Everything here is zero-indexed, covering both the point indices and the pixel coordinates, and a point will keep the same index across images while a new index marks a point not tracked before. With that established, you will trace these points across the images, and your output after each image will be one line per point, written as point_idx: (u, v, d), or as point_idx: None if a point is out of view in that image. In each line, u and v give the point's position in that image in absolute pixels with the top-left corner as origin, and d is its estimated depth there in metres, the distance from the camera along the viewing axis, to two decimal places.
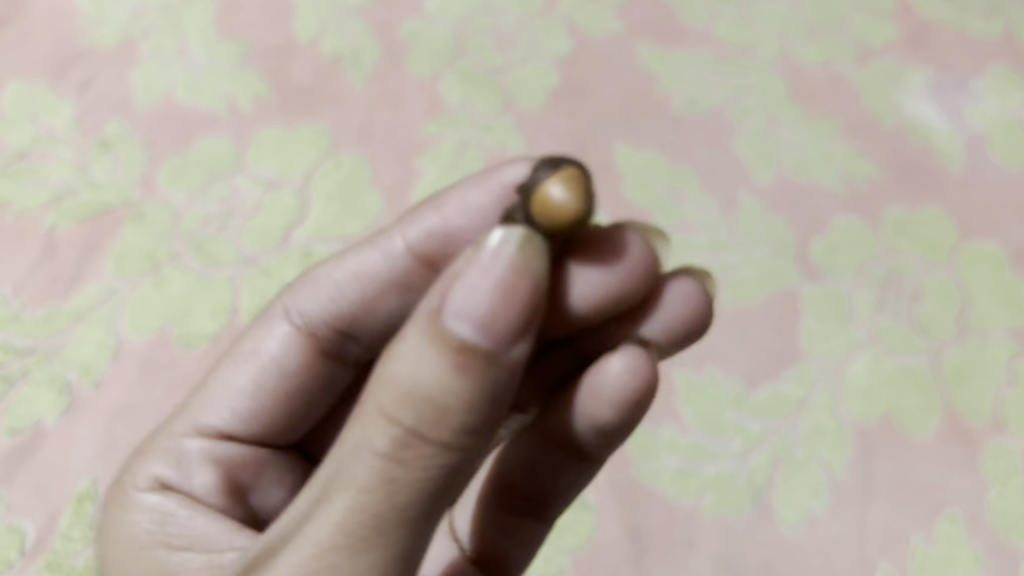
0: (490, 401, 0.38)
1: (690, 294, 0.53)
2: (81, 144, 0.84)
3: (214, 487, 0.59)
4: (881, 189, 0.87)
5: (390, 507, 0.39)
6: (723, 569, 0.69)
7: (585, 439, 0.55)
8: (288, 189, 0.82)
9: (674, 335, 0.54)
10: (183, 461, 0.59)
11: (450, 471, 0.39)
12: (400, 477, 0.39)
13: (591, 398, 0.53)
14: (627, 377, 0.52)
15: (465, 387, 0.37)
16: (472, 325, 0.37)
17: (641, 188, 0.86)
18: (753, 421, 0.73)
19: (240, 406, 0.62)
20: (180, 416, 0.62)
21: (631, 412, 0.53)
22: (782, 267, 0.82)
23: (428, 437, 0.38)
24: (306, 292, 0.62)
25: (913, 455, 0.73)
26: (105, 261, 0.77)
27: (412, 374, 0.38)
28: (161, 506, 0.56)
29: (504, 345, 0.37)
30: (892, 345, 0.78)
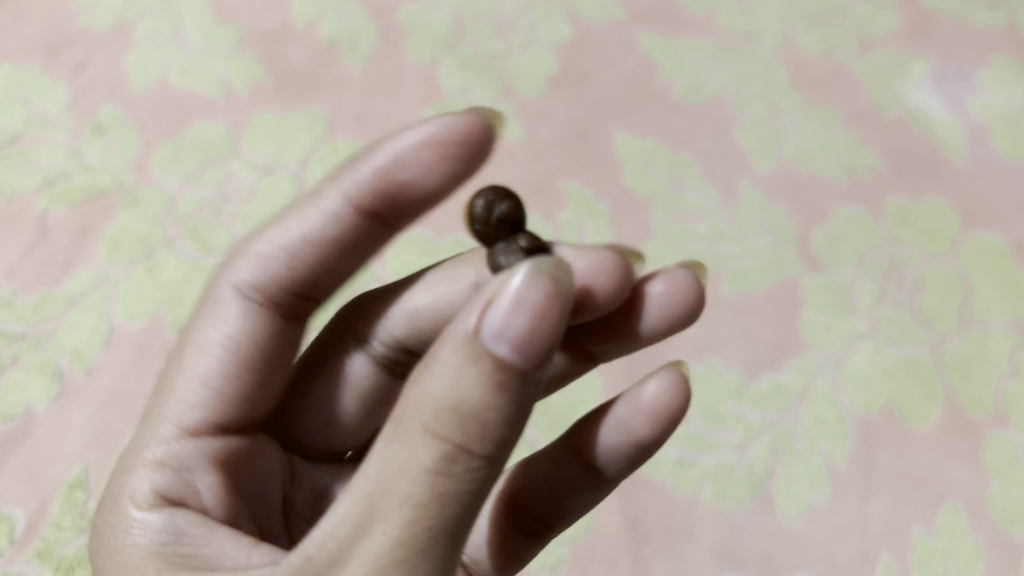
0: (520, 415, 0.38)
1: (683, 284, 0.57)
2: (74, 128, 0.83)
3: (216, 494, 0.53)
4: (882, 180, 0.87)
5: (430, 534, 0.37)
6: (723, 561, 0.68)
7: (619, 457, 0.58)
8: (284, 175, 0.81)
9: (670, 320, 0.58)
10: (183, 471, 0.52)
11: (482, 491, 0.38)
12: (444, 501, 0.37)
13: (625, 418, 0.58)
14: (655, 403, 0.57)
15: (505, 400, 0.37)
16: (511, 345, 0.36)
17: (641, 176, 0.85)
18: (753, 412, 0.73)
19: (212, 389, 0.55)
20: (152, 425, 0.54)
21: (662, 432, 0.58)
22: (783, 256, 0.81)
23: (473, 453, 0.37)
24: (245, 264, 0.59)
25: (914, 447, 0.73)
26: (98, 245, 0.76)
27: (454, 391, 0.37)
28: (162, 533, 0.48)
29: (538, 360, 0.37)
30: (893, 336, 0.77)
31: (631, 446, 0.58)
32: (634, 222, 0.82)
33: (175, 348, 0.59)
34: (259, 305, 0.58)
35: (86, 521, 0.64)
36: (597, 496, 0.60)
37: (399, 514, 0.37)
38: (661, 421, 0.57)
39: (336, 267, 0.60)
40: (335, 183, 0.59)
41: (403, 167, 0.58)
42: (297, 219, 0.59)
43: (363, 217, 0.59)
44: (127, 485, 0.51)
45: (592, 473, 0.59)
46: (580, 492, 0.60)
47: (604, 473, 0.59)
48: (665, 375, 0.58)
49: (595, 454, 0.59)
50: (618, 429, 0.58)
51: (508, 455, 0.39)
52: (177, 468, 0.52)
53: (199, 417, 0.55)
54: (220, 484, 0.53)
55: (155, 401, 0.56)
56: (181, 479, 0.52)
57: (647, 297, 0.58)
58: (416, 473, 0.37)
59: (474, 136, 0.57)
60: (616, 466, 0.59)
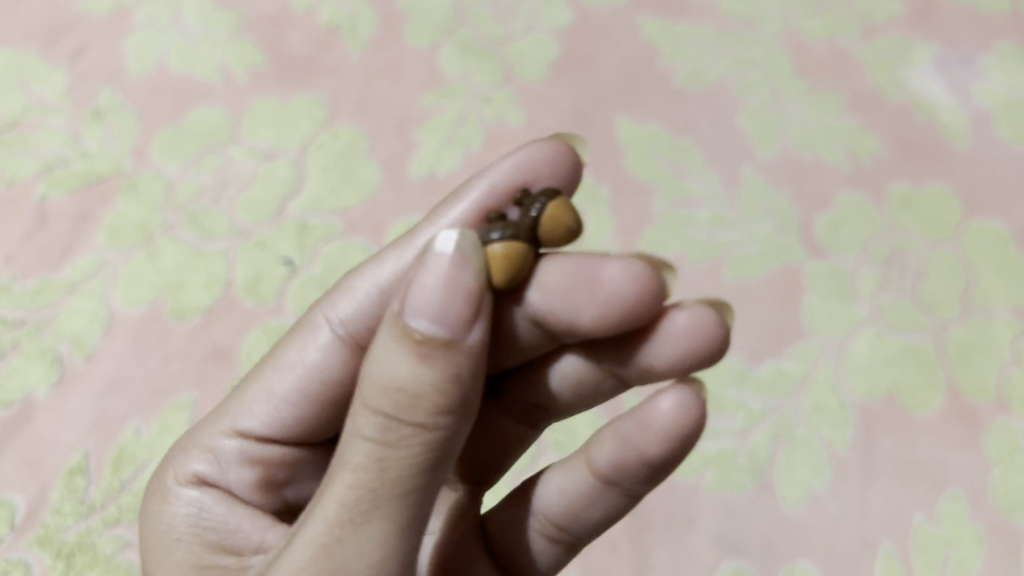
0: (457, 386, 0.39)
1: (704, 315, 0.50)
2: (73, 114, 0.82)
3: (251, 481, 0.55)
4: (885, 166, 0.86)
5: (374, 500, 0.38)
6: (723, 548, 0.68)
7: (633, 471, 0.55)
8: (283, 161, 0.81)
9: (683, 359, 0.51)
10: (221, 461, 0.55)
11: (429, 462, 0.39)
12: (385, 469, 0.38)
13: (634, 437, 0.54)
14: (669, 424, 0.53)
15: (432, 370, 0.38)
16: (429, 318, 0.38)
17: (642, 162, 0.84)
18: (754, 398, 0.72)
19: (277, 411, 0.56)
20: (216, 416, 0.56)
21: (675, 449, 0.53)
22: (785, 243, 0.81)
23: (407, 422, 0.38)
24: (342, 298, 0.56)
25: (915, 434, 0.72)
26: (98, 231, 0.76)
27: (386, 368, 0.39)
28: (195, 508, 0.53)
29: (461, 331, 0.38)
30: (895, 323, 0.77)
31: (644, 465, 0.54)
32: (635, 209, 0.82)
33: (265, 356, 0.59)
34: (348, 345, 0.56)
35: (86, 508, 0.64)
36: (607, 509, 0.57)
37: (345, 482, 0.39)
38: (669, 441, 0.53)
39: None
40: (435, 219, 0.55)
41: (497, 198, 0.53)
42: (393, 257, 0.55)
43: None
44: (174, 465, 0.55)
45: (605, 486, 0.57)
46: (589, 504, 0.57)
47: (616, 487, 0.56)
48: (682, 387, 0.52)
49: (605, 467, 0.56)
50: (629, 446, 0.54)
51: (455, 430, 0.39)
52: (219, 459, 0.55)
53: (263, 429, 0.55)
54: (258, 477, 0.55)
55: (231, 397, 0.57)
56: (222, 469, 0.55)
57: (665, 326, 0.51)
58: (360, 444, 0.39)
59: (564, 164, 0.53)
60: (630, 482, 0.56)
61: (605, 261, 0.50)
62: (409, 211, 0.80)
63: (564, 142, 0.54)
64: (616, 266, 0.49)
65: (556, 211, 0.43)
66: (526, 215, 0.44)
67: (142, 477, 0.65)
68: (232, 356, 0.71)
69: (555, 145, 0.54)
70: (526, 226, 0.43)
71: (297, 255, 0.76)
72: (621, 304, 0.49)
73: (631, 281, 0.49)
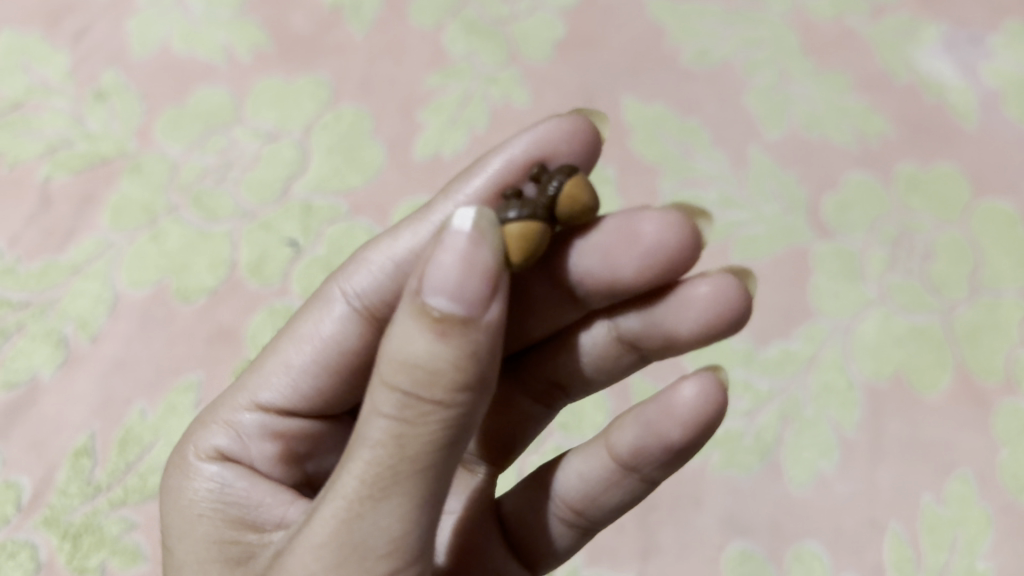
0: (476, 365, 0.37)
1: (730, 282, 0.52)
2: (76, 95, 0.82)
3: (273, 456, 0.55)
4: (894, 146, 0.86)
5: (393, 476, 0.38)
6: (730, 529, 0.67)
7: (654, 457, 0.55)
8: (287, 142, 0.80)
9: (705, 328, 0.52)
10: (241, 435, 0.54)
11: (448, 440, 0.38)
12: (403, 447, 0.37)
13: (656, 423, 0.54)
14: (692, 409, 0.53)
15: (450, 349, 0.37)
16: (448, 297, 0.37)
17: (649, 142, 0.84)
18: (761, 379, 0.72)
19: (296, 382, 0.55)
20: (237, 389, 0.56)
21: (699, 436, 0.53)
22: (793, 223, 0.80)
23: (426, 401, 0.37)
24: (357, 270, 0.55)
25: (923, 415, 0.72)
26: (103, 213, 0.76)
27: (404, 345, 0.37)
28: (217, 483, 0.51)
29: (479, 309, 0.37)
30: (903, 303, 0.76)
31: (667, 452, 0.54)
32: (642, 190, 0.81)
33: (283, 328, 0.58)
34: (365, 317, 0.55)
35: (92, 489, 0.63)
36: (623, 495, 0.57)
37: (362, 458, 0.38)
38: (693, 426, 0.53)
39: None
40: (450, 193, 0.54)
41: (514, 171, 0.52)
42: (408, 231, 0.54)
43: None
44: (193, 440, 0.54)
45: (624, 471, 0.56)
46: (608, 489, 0.57)
47: (634, 471, 0.56)
48: (705, 375, 0.53)
49: (626, 452, 0.55)
50: (651, 430, 0.54)
51: (473, 407, 0.38)
52: (240, 434, 0.54)
53: (280, 401, 0.55)
54: (277, 451, 0.55)
55: (251, 369, 0.57)
56: (243, 443, 0.54)
57: (688, 295, 0.52)
58: (378, 420, 0.38)
59: (582, 137, 0.52)
60: (648, 467, 0.55)
61: (643, 215, 0.51)
62: (414, 193, 0.79)
63: (586, 117, 0.54)
64: (655, 220, 0.50)
65: (577, 188, 0.44)
66: (544, 191, 0.44)
67: (148, 458, 0.65)
68: (237, 337, 0.71)
69: (580, 120, 0.53)
70: (545, 201, 0.43)
71: (302, 237, 0.76)
72: (666, 254, 0.51)
73: (674, 231, 0.50)
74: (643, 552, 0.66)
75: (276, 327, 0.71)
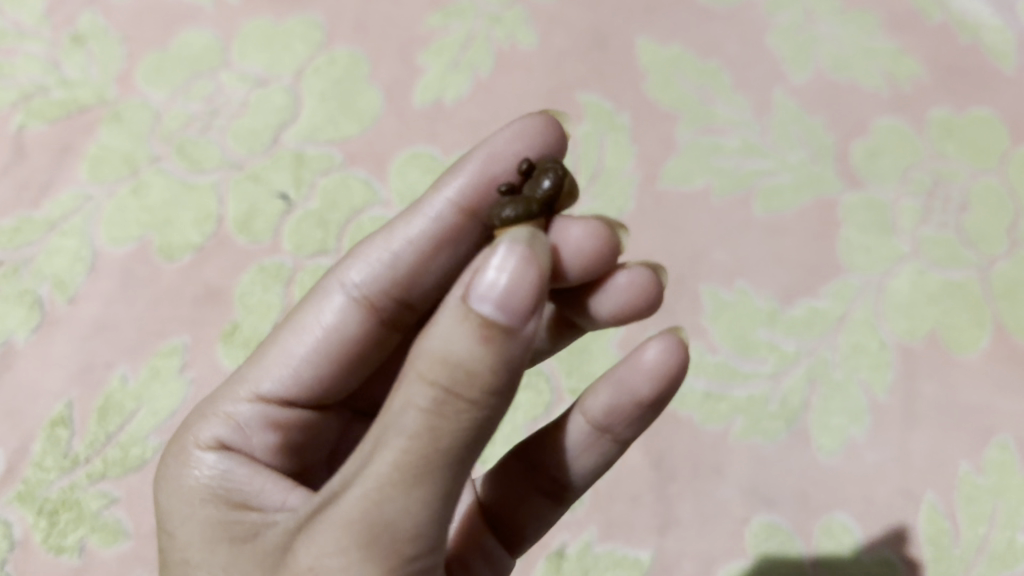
0: (515, 368, 0.32)
1: (646, 273, 0.49)
2: (52, 39, 0.76)
3: (273, 446, 0.49)
4: (926, 89, 0.80)
5: (426, 470, 0.33)
6: (754, 500, 0.62)
7: (625, 416, 0.50)
8: (277, 87, 0.75)
9: (625, 313, 0.50)
10: (241, 425, 0.48)
11: (479, 437, 0.33)
12: (439, 443, 0.32)
13: (624, 379, 0.49)
14: (655, 370, 0.48)
15: (495, 351, 0.32)
16: (496, 305, 0.32)
17: (665, 86, 0.78)
18: (787, 340, 0.67)
19: (297, 373, 0.50)
20: (232, 381, 0.50)
21: (668, 389, 0.49)
22: (820, 173, 0.75)
23: (466, 404, 0.32)
24: (353, 261, 0.51)
25: (959, 377, 0.67)
26: (81, 165, 0.70)
27: (447, 341, 0.32)
28: (216, 469, 0.44)
29: (524, 318, 0.32)
30: (937, 258, 0.71)
31: (640, 408, 0.49)
32: (658, 137, 0.76)
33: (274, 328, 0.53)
34: (367, 309, 0.50)
35: (69, 462, 0.59)
36: (599, 459, 0.51)
37: (389, 451, 0.33)
38: (659, 380, 0.48)
39: (435, 271, 0.50)
40: (440, 183, 0.50)
41: (500, 164, 0.49)
42: (403, 223, 0.50)
43: (469, 219, 0.50)
44: (191, 431, 0.47)
45: (596, 431, 0.51)
46: (583, 454, 0.51)
47: (607, 433, 0.50)
48: (669, 334, 0.48)
49: (598, 415, 0.50)
50: (621, 385, 0.49)
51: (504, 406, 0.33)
52: (240, 425, 0.48)
53: (284, 391, 0.49)
54: (278, 440, 0.49)
55: (246, 362, 0.51)
56: (246, 434, 0.47)
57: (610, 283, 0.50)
58: (408, 413, 0.32)
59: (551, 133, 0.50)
60: (620, 427, 0.50)
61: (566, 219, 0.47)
62: (413, 141, 0.74)
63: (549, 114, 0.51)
64: (580, 225, 0.47)
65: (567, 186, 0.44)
66: (539, 188, 0.43)
67: (130, 427, 0.61)
68: (225, 297, 0.66)
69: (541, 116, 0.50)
70: (541, 197, 0.43)
71: (293, 189, 0.70)
72: (590, 260, 0.47)
73: (597, 238, 0.47)
74: (662, 526, 0.61)
75: (266, 287, 0.66)
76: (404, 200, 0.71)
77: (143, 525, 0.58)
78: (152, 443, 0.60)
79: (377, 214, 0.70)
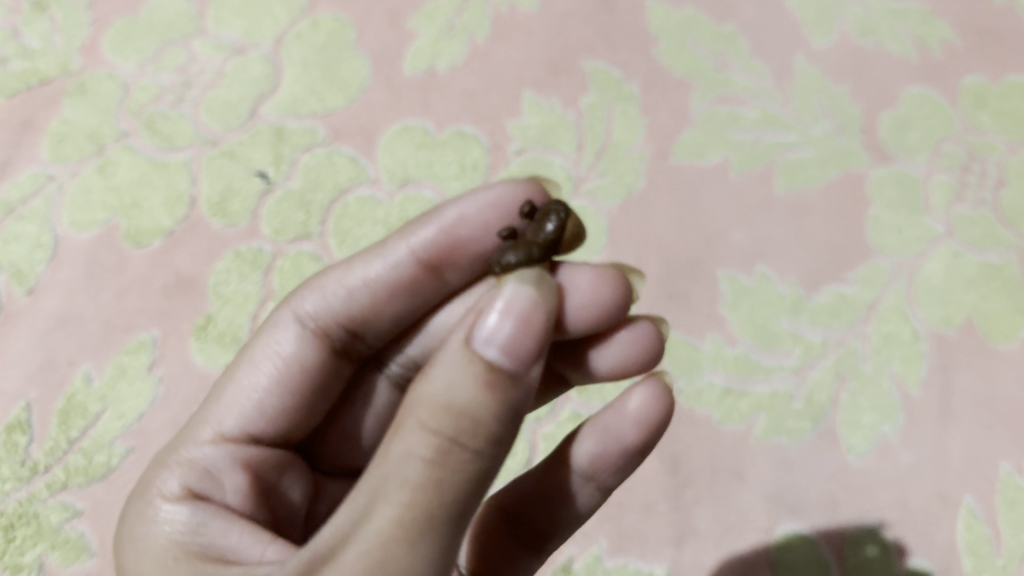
0: (515, 418, 0.32)
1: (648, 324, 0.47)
2: (13, 5, 0.70)
3: (243, 490, 0.42)
4: (959, 55, 0.73)
5: (428, 523, 0.30)
6: (778, 507, 0.57)
7: (610, 463, 0.46)
8: (255, 55, 0.69)
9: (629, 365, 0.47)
10: (213, 469, 0.42)
11: (477, 491, 0.32)
12: (438, 498, 0.30)
13: (610, 426, 0.46)
14: (642, 417, 0.46)
15: (498, 397, 0.31)
16: (502, 349, 0.31)
17: (678, 52, 0.72)
18: (813, 330, 0.62)
19: (258, 409, 0.46)
20: (191, 425, 0.45)
21: (655, 435, 0.46)
22: (846, 146, 0.69)
23: (467, 450, 0.31)
24: (308, 291, 0.47)
25: (1000, 368, 0.61)
26: (42, 142, 0.64)
27: (448, 387, 0.31)
28: (186, 521, 0.38)
29: (528, 363, 0.32)
30: (974, 239, 0.65)
31: (627, 453, 0.46)
32: (670, 108, 0.70)
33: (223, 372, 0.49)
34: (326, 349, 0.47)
35: (28, 471, 0.54)
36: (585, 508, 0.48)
37: (387, 505, 0.30)
38: (647, 427, 0.46)
39: (395, 317, 0.48)
40: (404, 230, 0.47)
41: (468, 227, 0.46)
42: (363, 263, 0.47)
43: (431, 272, 0.47)
44: (154, 482, 0.41)
45: (580, 479, 0.47)
46: (568, 502, 0.47)
47: (593, 480, 0.47)
48: (653, 380, 0.46)
49: (583, 461, 0.47)
50: (607, 430, 0.46)
51: (499, 463, 0.32)
52: (210, 467, 0.42)
53: (251, 424, 0.46)
54: (248, 483, 0.43)
55: (200, 405, 0.47)
56: (218, 477, 0.42)
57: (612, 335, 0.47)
58: (404, 464, 0.31)
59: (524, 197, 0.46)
60: (606, 475, 0.47)
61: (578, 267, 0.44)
62: (403, 114, 0.68)
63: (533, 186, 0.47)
64: (587, 272, 0.44)
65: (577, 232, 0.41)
66: (541, 230, 0.40)
67: (94, 432, 0.56)
68: (198, 287, 0.60)
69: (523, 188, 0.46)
70: (543, 240, 0.40)
71: (273, 168, 0.65)
72: (602, 312, 0.44)
73: (608, 287, 0.44)
74: (678, 537, 0.56)
75: (242, 275, 0.61)
76: (393, 179, 0.65)
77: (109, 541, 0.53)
78: (118, 449, 0.55)
79: (365, 194, 0.64)
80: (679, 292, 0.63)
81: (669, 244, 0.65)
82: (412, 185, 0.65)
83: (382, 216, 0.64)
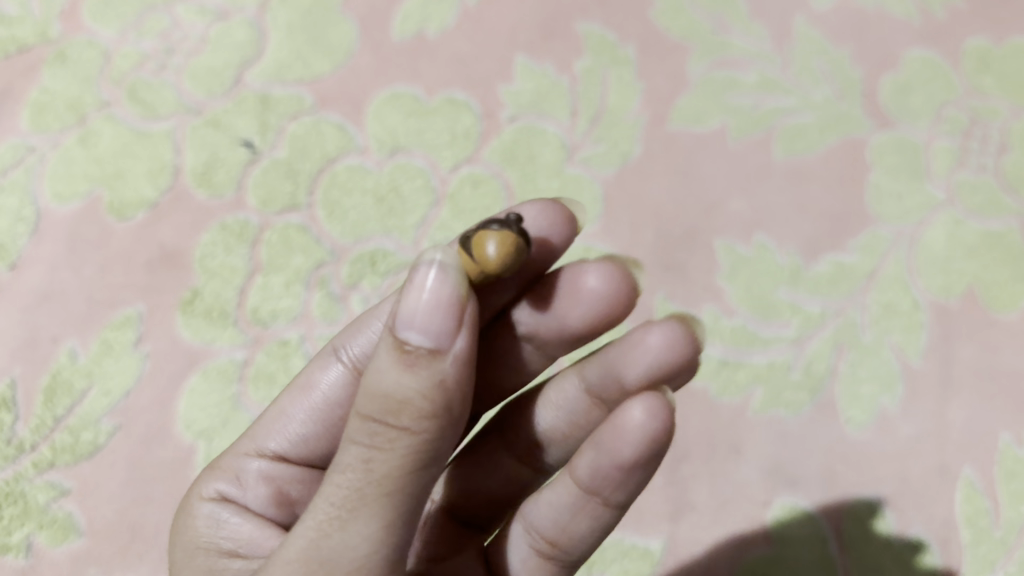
0: (451, 394, 0.30)
1: (677, 328, 0.41)
2: None
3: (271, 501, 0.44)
4: (962, 16, 0.71)
5: (361, 502, 0.31)
6: (776, 480, 0.56)
7: (608, 480, 0.40)
8: (239, 20, 0.67)
9: (662, 375, 0.41)
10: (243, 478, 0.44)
11: (425, 468, 0.31)
12: (371, 477, 0.30)
13: (603, 438, 0.40)
14: (641, 435, 0.39)
15: (418, 377, 0.30)
16: (417, 330, 0.30)
17: (674, 14, 0.70)
18: (812, 301, 0.61)
19: (306, 436, 0.45)
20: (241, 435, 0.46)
21: (656, 454, 0.39)
22: (846, 111, 0.67)
23: (392, 432, 0.30)
24: (355, 330, 0.45)
25: (1000, 338, 0.60)
26: (21, 111, 0.63)
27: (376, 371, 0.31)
28: (213, 518, 0.42)
29: (450, 337, 0.30)
30: (975, 207, 0.64)
31: (623, 469, 0.40)
32: (666, 72, 0.68)
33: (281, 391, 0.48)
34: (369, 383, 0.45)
35: (13, 450, 0.53)
36: (592, 525, 0.42)
37: (330, 488, 0.31)
38: (647, 444, 0.38)
39: None
40: None
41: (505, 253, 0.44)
42: None
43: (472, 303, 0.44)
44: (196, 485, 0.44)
45: (584, 495, 0.41)
46: (574, 516, 0.42)
47: (596, 495, 0.41)
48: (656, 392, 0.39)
49: (584, 475, 0.41)
50: (600, 445, 0.40)
51: (448, 436, 0.31)
52: (242, 479, 0.44)
53: (292, 449, 0.45)
54: (271, 492, 0.44)
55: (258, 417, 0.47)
56: (244, 487, 0.44)
57: (638, 344, 0.41)
58: (348, 448, 0.31)
59: (563, 232, 0.43)
60: (610, 491, 0.41)
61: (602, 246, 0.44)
62: (392, 80, 0.66)
63: (558, 208, 0.43)
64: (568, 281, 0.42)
65: (500, 258, 0.34)
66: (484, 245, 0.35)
67: (80, 410, 0.55)
68: (184, 261, 0.59)
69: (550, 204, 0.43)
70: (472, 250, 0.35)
71: (259, 137, 0.63)
72: (604, 311, 0.42)
73: (600, 282, 0.41)
74: (674, 512, 0.56)
75: (229, 248, 0.60)
76: (383, 148, 0.64)
77: (96, 521, 0.52)
78: (105, 427, 0.54)
79: (353, 163, 0.63)
80: (676, 262, 0.62)
81: (665, 213, 0.63)
82: (402, 154, 0.64)
83: (371, 186, 0.62)
